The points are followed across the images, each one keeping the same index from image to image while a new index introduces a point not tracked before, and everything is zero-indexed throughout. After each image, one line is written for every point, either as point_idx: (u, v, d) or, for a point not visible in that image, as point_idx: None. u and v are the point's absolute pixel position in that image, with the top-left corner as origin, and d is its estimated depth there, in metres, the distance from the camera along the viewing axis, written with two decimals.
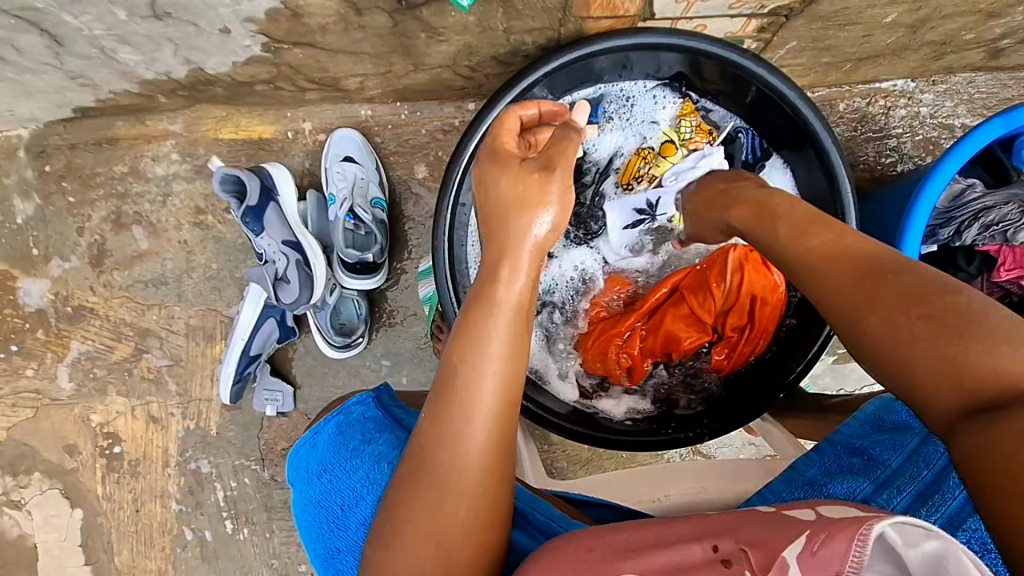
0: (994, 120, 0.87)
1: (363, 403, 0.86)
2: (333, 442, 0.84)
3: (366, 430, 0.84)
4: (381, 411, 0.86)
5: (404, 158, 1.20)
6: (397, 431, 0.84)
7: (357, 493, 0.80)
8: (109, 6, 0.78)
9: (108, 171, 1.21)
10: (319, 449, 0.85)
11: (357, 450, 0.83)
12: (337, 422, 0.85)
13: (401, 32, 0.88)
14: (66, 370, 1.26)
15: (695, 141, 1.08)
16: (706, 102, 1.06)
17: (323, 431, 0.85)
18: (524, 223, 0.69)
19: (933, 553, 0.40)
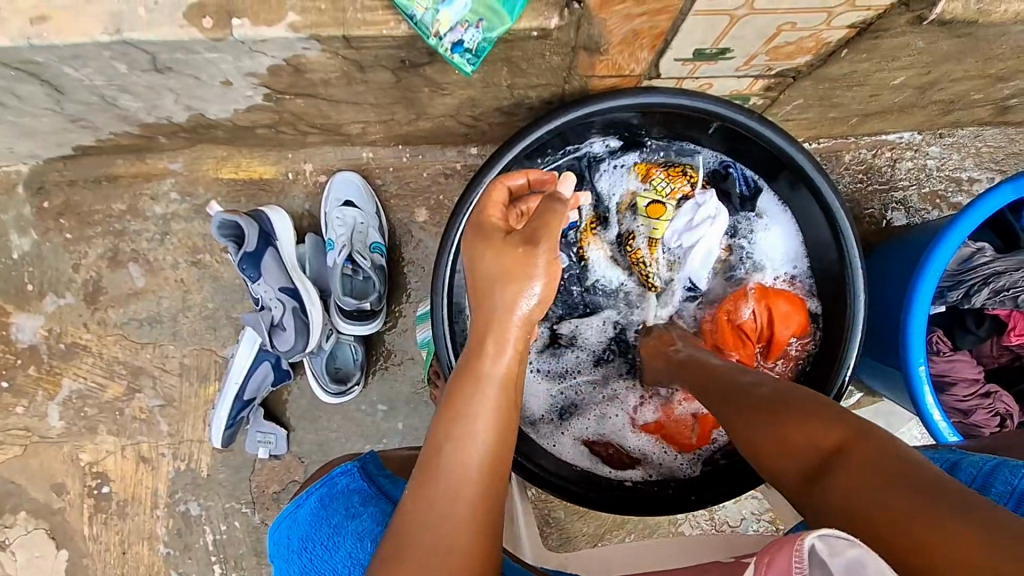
0: (1006, 186, 0.85)
1: (347, 474, 0.82)
2: (315, 516, 0.81)
3: (350, 503, 0.80)
4: (365, 482, 0.82)
5: (405, 201, 1.19)
6: (382, 503, 0.79)
7: (339, 575, 0.74)
8: (108, 61, 0.77)
9: (107, 208, 1.20)
10: (303, 522, 0.81)
11: (338, 526, 0.77)
12: (321, 495, 0.82)
13: (404, 86, 0.88)
14: (57, 408, 1.24)
15: (679, 192, 1.03)
16: (682, 143, 1.00)
17: (305, 505, 0.82)
18: (512, 297, 0.65)
19: (854, 560, 0.37)
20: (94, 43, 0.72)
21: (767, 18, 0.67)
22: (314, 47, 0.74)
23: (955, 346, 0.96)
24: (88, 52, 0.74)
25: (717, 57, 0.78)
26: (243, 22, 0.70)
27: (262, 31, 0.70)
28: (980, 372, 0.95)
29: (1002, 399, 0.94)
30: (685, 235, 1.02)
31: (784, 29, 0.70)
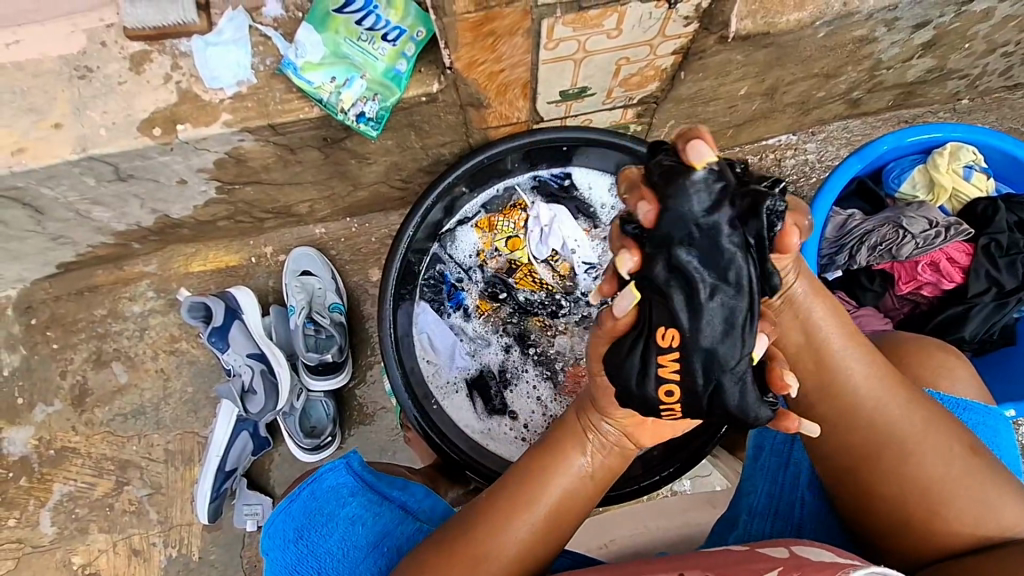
0: (850, 159, 0.99)
1: (335, 470, 0.87)
2: (308, 507, 0.86)
3: (340, 496, 0.86)
4: (354, 476, 0.88)
5: (358, 266, 1.31)
6: (369, 495, 0.87)
7: (334, 556, 0.82)
8: (78, 176, 0.92)
9: (89, 315, 1.32)
10: (295, 516, 0.86)
11: (330, 515, 0.85)
12: (311, 489, 0.87)
13: (334, 161, 1.03)
14: (49, 514, 1.28)
15: (519, 222, 1.13)
16: (506, 185, 1.12)
17: (298, 499, 0.86)
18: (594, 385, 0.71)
19: None
20: (65, 162, 0.87)
21: (603, 57, 0.83)
22: (248, 137, 0.90)
23: (859, 304, 1.06)
24: (61, 171, 0.89)
25: (582, 95, 0.94)
26: (186, 127, 0.86)
27: (201, 130, 0.86)
28: (887, 321, 1.04)
29: None
30: (549, 236, 1.11)
31: (623, 64, 0.86)
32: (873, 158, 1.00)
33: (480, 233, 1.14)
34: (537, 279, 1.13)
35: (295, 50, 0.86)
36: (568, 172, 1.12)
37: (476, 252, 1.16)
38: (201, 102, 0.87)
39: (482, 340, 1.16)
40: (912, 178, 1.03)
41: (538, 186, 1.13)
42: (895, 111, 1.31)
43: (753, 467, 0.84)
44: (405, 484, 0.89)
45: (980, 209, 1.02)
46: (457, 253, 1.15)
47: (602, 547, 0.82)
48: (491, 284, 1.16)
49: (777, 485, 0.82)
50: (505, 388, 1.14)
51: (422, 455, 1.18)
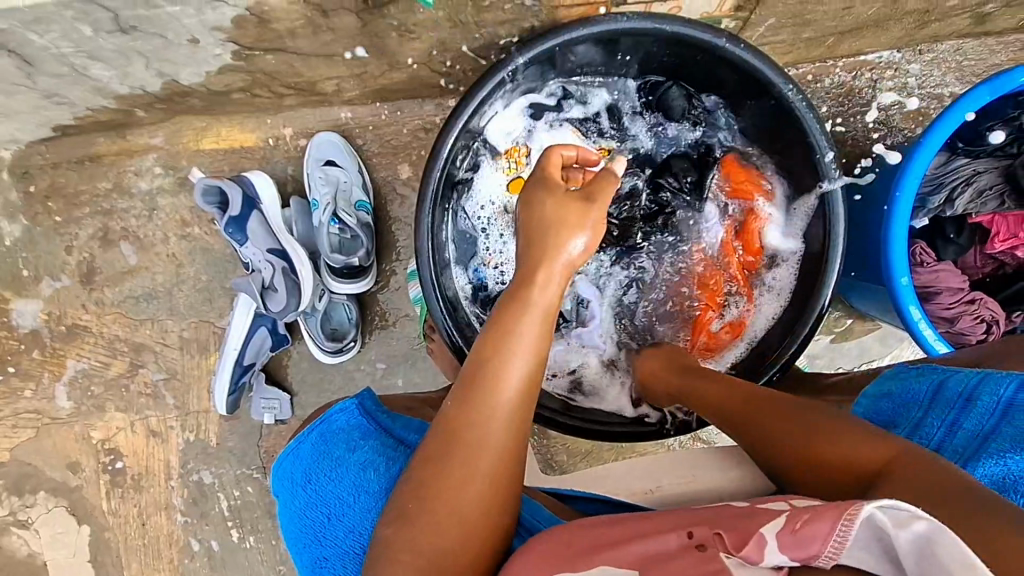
0: (979, 89, 0.83)
1: (346, 412, 0.85)
2: (316, 450, 0.84)
3: (350, 438, 0.84)
4: (365, 418, 0.86)
5: (387, 160, 1.18)
6: (384, 438, 0.84)
7: (343, 501, 0.79)
8: (72, 23, 0.77)
9: (92, 188, 1.21)
10: (303, 459, 0.84)
11: (341, 459, 0.82)
12: (322, 431, 0.85)
13: (371, 32, 0.87)
14: (64, 389, 1.27)
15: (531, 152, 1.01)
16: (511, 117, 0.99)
17: (307, 441, 0.85)
18: (560, 242, 0.69)
19: (920, 534, 0.41)
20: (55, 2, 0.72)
21: None
22: None
23: (938, 257, 0.96)
24: (50, 14, 0.75)
25: None
26: None
27: None
28: (966, 280, 0.95)
29: (986, 305, 0.94)
30: None
31: None
32: (1005, 91, 0.84)
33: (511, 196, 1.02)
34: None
35: None
36: (564, 86, 0.98)
37: (495, 202, 1.03)
38: None
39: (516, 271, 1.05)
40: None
41: (536, 113, 1.00)
42: (1023, 33, 1.12)
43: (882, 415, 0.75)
44: (419, 425, 0.86)
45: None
46: (470, 210, 1.02)
47: (646, 493, 0.78)
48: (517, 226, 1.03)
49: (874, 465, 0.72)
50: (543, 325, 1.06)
51: (444, 367, 1.14)
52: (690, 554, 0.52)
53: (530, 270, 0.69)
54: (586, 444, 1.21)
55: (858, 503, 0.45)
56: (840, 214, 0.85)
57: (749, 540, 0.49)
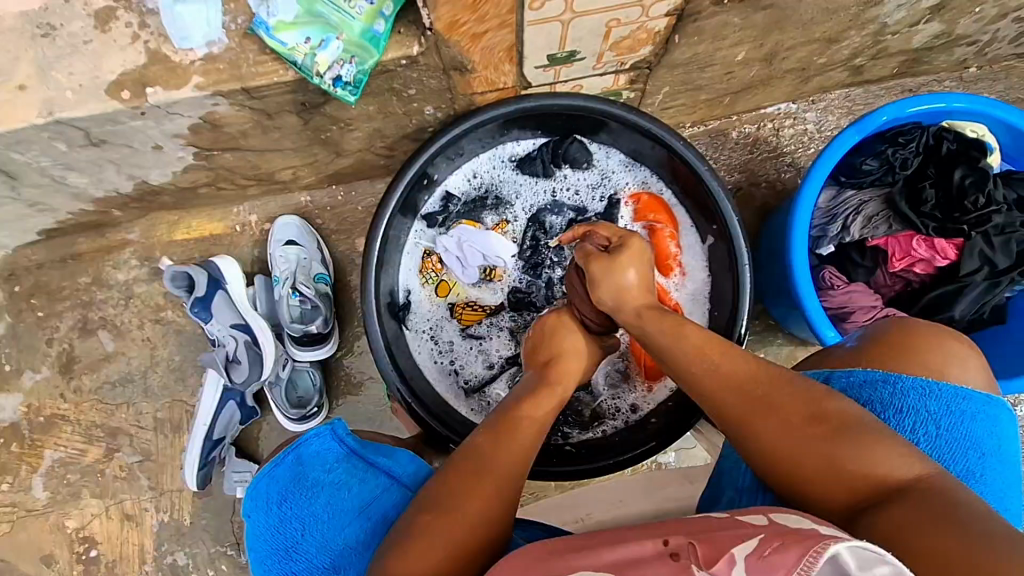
0: (847, 130, 0.94)
1: (321, 437, 0.87)
2: (294, 471, 0.87)
3: (326, 461, 0.87)
4: (339, 443, 0.88)
5: (345, 235, 1.28)
6: (355, 461, 0.87)
7: (313, 519, 0.83)
8: (48, 141, 0.89)
9: (73, 283, 1.30)
10: (280, 480, 0.87)
11: (316, 480, 0.86)
12: (296, 455, 0.87)
13: (314, 127, 0.99)
14: (41, 479, 1.30)
15: (435, 264, 1.11)
16: (412, 250, 1.10)
17: (285, 462, 0.87)
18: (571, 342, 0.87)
19: None
20: (31, 126, 0.84)
21: (593, 17, 0.79)
22: (222, 102, 0.86)
23: (850, 280, 1.05)
24: (29, 136, 0.86)
25: (571, 60, 0.90)
26: (156, 90, 0.82)
27: (172, 93, 0.83)
28: (877, 298, 1.03)
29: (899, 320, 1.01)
30: (469, 265, 1.09)
31: (613, 26, 0.83)
32: (873, 129, 0.95)
33: (443, 295, 1.10)
34: (479, 309, 1.11)
35: (267, 8, 0.80)
36: (452, 188, 1.10)
37: (434, 319, 1.11)
38: (172, 64, 0.82)
39: (468, 340, 1.11)
40: (909, 132, 0.97)
41: (432, 224, 1.10)
42: (899, 79, 1.26)
43: None
44: (391, 452, 0.88)
45: (944, 153, 0.97)
46: (415, 326, 1.10)
47: (576, 521, 0.82)
48: (458, 309, 1.11)
49: (737, 490, 0.77)
50: (496, 384, 1.09)
51: (409, 426, 1.18)
52: (665, 561, 0.53)
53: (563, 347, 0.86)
54: (554, 490, 1.23)
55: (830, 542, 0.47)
56: (745, 250, 0.94)
57: (718, 557, 0.51)
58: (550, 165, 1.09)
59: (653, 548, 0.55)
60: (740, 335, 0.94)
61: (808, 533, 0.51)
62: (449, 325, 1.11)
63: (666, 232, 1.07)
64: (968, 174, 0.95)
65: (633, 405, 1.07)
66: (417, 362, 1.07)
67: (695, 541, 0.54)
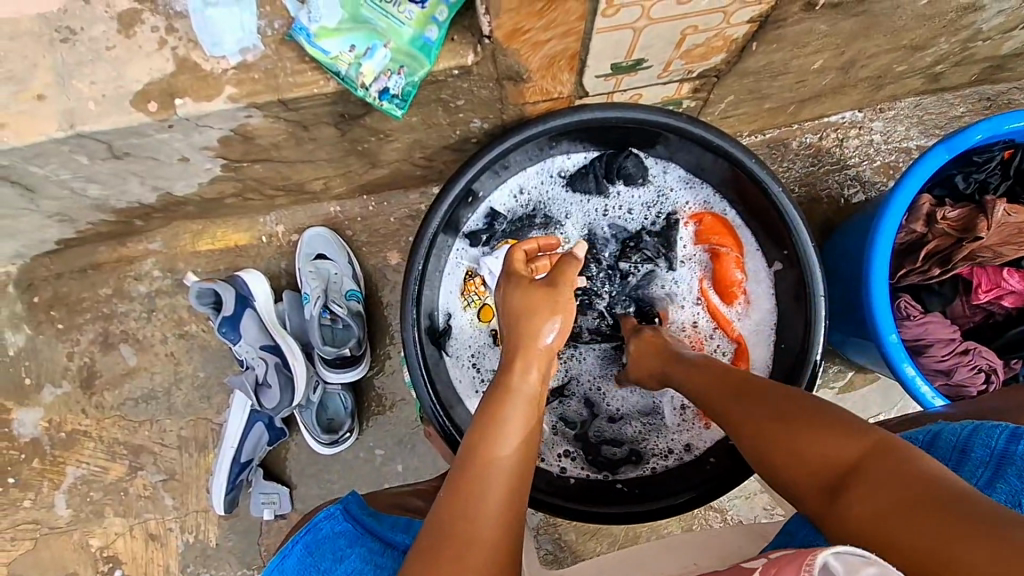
0: (937, 147, 0.85)
1: (331, 518, 0.79)
2: (302, 564, 0.77)
3: (338, 548, 0.78)
4: (352, 523, 0.80)
5: (376, 249, 1.21)
6: (370, 543, 0.78)
7: None
8: (69, 155, 0.82)
9: (93, 295, 1.25)
10: (288, 574, 0.78)
11: (328, 572, 0.76)
12: (305, 541, 0.79)
13: (351, 139, 0.92)
14: (63, 497, 1.26)
15: (476, 286, 1.04)
16: (455, 271, 1.04)
17: (292, 554, 0.78)
18: (539, 326, 0.72)
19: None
20: (51, 140, 0.77)
21: (670, 24, 0.71)
22: (256, 114, 0.79)
23: (925, 311, 0.95)
24: (49, 150, 0.80)
25: (635, 68, 0.82)
26: (185, 101, 0.75)
27: (203, 106, 0.75)
28: (956, 330, 0.94)
29: (982, 355, 0.92)
30: None
31: (689, 33, 0.74)
32: (964, 148, 0.86)
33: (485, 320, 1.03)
34: None
35: (308, 13, 0.73)
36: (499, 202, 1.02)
37: (475, 343, 1.04)
38: (202, 73, 0.75)
39: None
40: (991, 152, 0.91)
41: (475, 242, 1.03)
42: (977, 86, 1.16)
43: None
44: (410, 528, 0.82)
45: None
46: (454, 350, 1.03)
47: None
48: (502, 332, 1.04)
49: None
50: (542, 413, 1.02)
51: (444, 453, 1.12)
52: None
53: (514, 355, 0.72)
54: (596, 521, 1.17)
55: (813, 549, 0.38)
56: (819, 277, 0.86)
57: None
58: (603, 180, 1.01)
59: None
60: (814, 366, 0.86)
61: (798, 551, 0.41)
62: (490, 350, 1.04)
63: (732, 257, 1.00)
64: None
65: (690, 445, 0.99)
66: (457, 390, 1.00)
67: None
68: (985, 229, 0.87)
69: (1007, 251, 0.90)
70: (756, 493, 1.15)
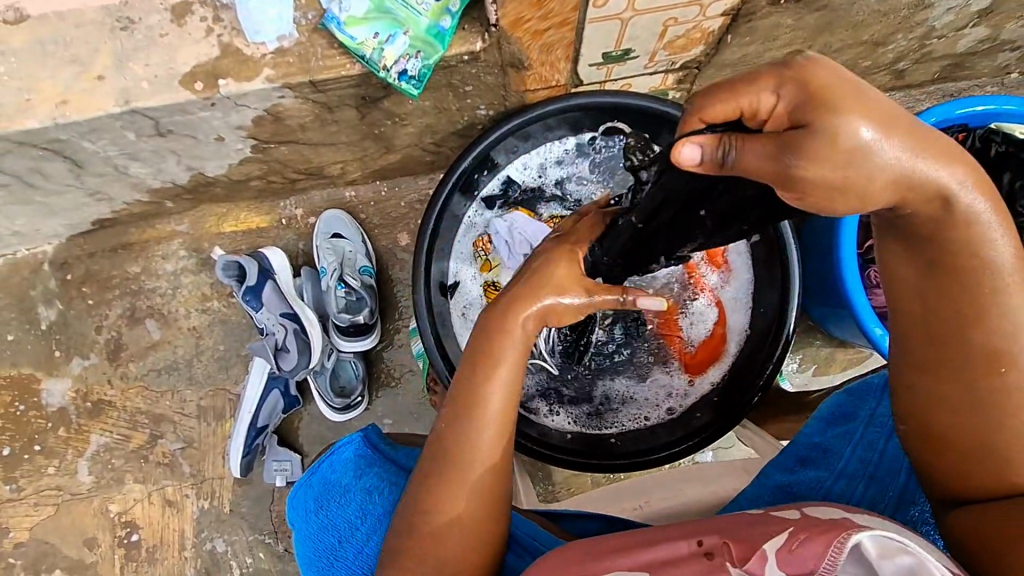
0: None
1: (352, 443, 0.89)
2: (328, 478, 0.88)
3: (357, 467, 0.88)
4: (370, 448, 0.89)
5: (387, 230, 1.31)
6: (386, 465, 0.88)
7: (352, 526, 0.83)
8: (120, 130, 0.92)
9: (123, 273, 1.34)
10: (315, 487, 0.88)
11: (350, 485, 0.86)
12: (330, 462, 0.89)
13: (370, 122, 1.02)
14: (86, 463, 1.33)
15: (485, 247, 1.14)
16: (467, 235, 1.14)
17: (318, 472, 0.89)
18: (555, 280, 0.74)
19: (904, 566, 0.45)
20: (108, 115, 0.87)
21: (652, 16, 0.81)
22: (288, 94, 0.89)
23: None
24: (103, 125, 0.90)
25: (624, 58, 0.93)
26: (227, 82, 0.86)
27: (243, 86, 0.86)
28: None
29: None
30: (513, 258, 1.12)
31: (670, 24, 0.85)
32: None
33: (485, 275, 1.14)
34: None
35: (338, 4, 0.84)
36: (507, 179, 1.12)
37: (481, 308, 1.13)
38: (243, 57, 0.86)
39: None
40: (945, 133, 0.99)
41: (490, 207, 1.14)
42: (941, 84, 1.27)
43: (833, 432, 0.85)
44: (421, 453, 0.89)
45: (993, 154, 0.98)
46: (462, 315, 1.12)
47: (634, 509, 0.83)
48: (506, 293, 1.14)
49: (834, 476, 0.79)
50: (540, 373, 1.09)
51: None
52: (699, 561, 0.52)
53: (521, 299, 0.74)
54: (591, 486, 1.24)
55: (852, 532, 0.48)
56: (793, 244, 0.95)
57: (750, 554, 0.50)
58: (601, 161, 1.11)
59: (687, 548, 0.54)
60: (787, 338, 0.97)
61: (835, 524, 0.50)
62: None
63: None
64: (1017, 178, 0.97)
65: (667, 404, 1.06)
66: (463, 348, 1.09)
67: (729, 538, 0.53)
68: None
69: None
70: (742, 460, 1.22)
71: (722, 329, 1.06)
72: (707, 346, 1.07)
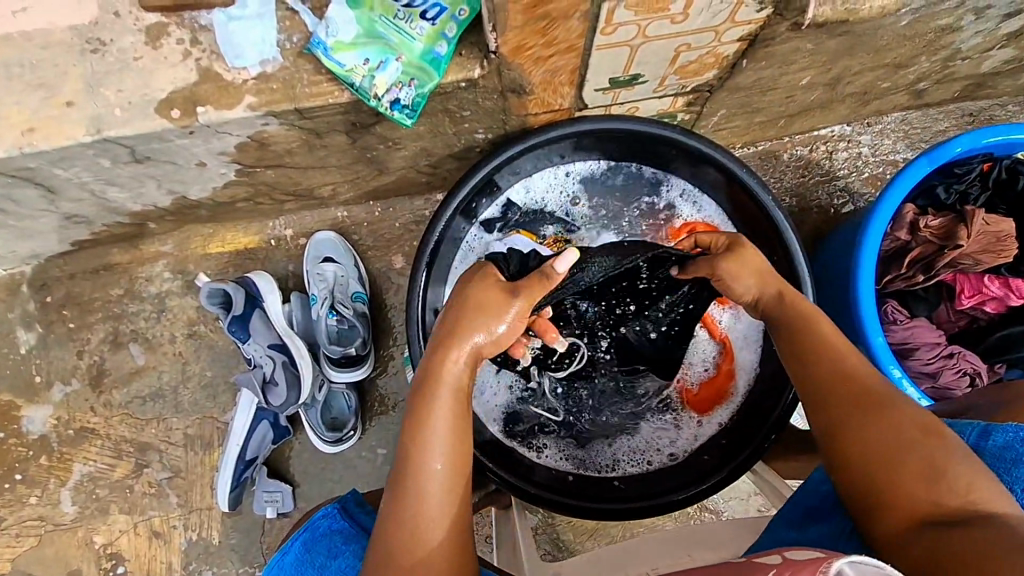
0: (918, 160, 0.90)
1: (328, 516, 0.84)
2: (300, 561, 0.82)
3: (333, 544, 0.82)
4: (348, 521, 0.84)
5: (381, 252, 1.25)
6: (365, 540, 0.82)
7: None
8: (93, 158, 0.86)
9: (105, 295, 1.28)
10: (287, 570, 0.82)
11: (323, 568, 0.80)
12: (303, 540, 0.83)
13: (361, 146, 0.96)
14: (69, 494, 1.28)
15: None
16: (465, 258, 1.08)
17: (290, 552, 0.83)
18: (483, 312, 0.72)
19: None
20: (78, 144, 0.81)
21: (663, 42, 0.75)
22: (272, 122, 0.83)
23: (912, 315, 0.99)
24: (75, 153, 0.84)
25: (633, 83, 0.87)
26: (207, 109, 0.80)
27: (224, 113, 0.80)
28: (940, 334, 0.98)
29: (965, 358, 0.96)
30: None
31: (682, 50, 0.79)
32: (944, 160, 0.90)
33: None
34: None
35: (325, 28, 0.79)
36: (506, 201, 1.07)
37: None
38: (223, 83, 0.80)
39: None
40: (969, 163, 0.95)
41: (490, 229, 1.07)
42: (961, 102, 1.22)
43: None
44: None
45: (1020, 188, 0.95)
46: None
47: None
48: None
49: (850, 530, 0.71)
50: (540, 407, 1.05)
51: None
52: None
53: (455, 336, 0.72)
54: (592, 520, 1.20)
55: (832, 559, 0.43)
56: (808, 280, 0.90)
57: None
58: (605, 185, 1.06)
59: None
60: None
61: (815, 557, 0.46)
62: None
63: None
64: None
65: (669, 449, 1.02)
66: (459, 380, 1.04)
67: None
68: (966, 237, 0.91)
69: (986, 258, 0.94)
70: (748, 494, 1.18)
71: (730, 366, 1.03)
72: (713, 385, 1.03)
